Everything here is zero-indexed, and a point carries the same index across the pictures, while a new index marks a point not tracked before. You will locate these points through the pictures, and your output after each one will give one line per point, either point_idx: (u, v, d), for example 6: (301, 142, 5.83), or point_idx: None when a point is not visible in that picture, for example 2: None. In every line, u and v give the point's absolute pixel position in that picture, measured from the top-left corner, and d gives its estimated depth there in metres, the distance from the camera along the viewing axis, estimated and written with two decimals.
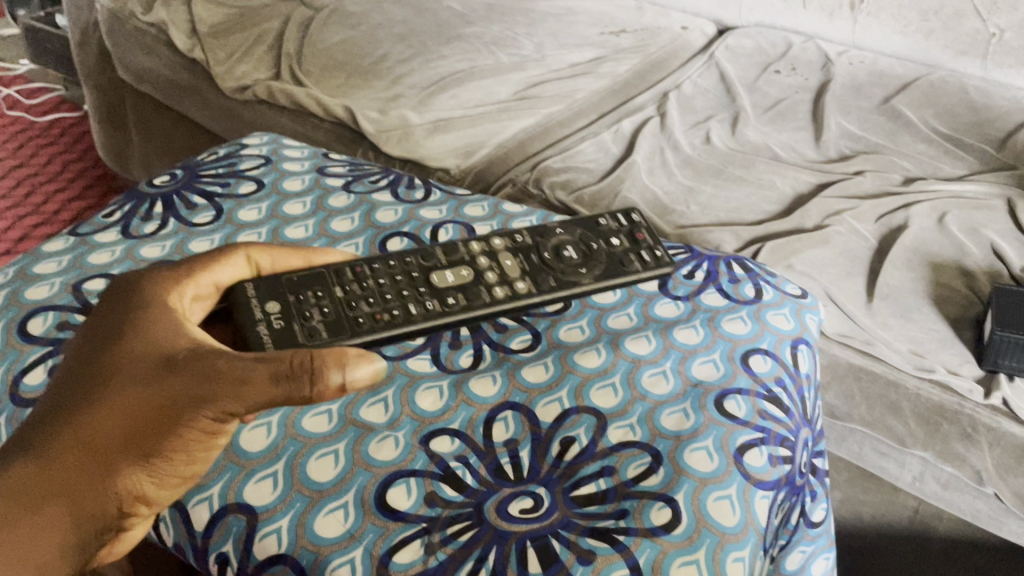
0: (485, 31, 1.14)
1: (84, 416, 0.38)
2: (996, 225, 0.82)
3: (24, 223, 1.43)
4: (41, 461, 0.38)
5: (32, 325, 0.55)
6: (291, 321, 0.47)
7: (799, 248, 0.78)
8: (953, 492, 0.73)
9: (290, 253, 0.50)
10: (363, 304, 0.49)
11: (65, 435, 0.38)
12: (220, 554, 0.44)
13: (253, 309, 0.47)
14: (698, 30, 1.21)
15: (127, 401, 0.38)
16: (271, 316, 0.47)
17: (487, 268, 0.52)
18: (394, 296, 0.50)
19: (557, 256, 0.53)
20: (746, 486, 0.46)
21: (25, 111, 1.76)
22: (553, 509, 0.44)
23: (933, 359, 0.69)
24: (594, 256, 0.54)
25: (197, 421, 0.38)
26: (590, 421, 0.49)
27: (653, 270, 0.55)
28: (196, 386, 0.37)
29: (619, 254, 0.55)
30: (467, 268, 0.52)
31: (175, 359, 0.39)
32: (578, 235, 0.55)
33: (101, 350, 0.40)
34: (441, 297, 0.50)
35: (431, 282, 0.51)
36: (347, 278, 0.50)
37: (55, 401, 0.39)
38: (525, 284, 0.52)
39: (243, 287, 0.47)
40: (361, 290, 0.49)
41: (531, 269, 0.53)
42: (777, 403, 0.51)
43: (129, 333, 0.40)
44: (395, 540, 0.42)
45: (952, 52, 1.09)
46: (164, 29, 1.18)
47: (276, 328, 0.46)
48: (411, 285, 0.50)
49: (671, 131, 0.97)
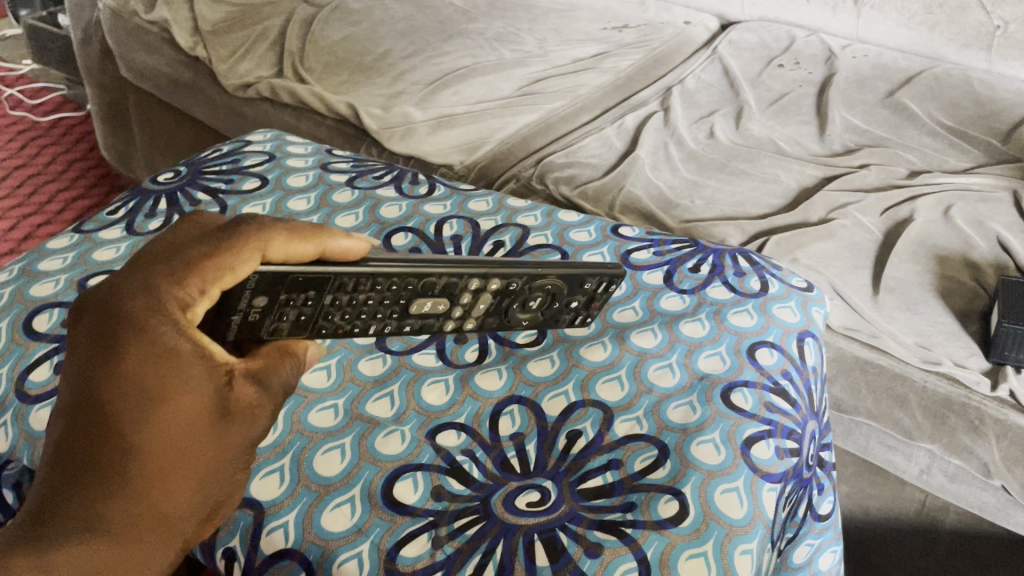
0: (487, 27, 1.13)
1: (143, 487, 0.33)
2: (1001, 218, 0.82)
3: (28, 223, 1.43)
4: (102, 546, 0.33)
5: (37, 322, 0.55)
6: (266, 316, 0.41)
7: (804, 241, 0.78)
8: (961, 485, 0.72)
9: (302, 240, 0.40)
10: (336, 316, 0.44)
11: (124, 510, 0.33)
12: (228, 550, 0.44)
13: (240, 300, 0.40)
14: (701, 25, 1.20)
15: (186, 460, 0.34)
16: (252, 309, 0.40)
17: (463, 305, 0.47)
18: (368, 316, 0.45)
19: (519, 308, 0.49)
20: (753, 478, 0.46)
21: (28, 111, 1.76)
22: (560, 503, 0.44)
23: (939, 352, 0.69)
24: (544, 313, 0.50)
25: (245, 457, 0.37)
26: (596, 415, 0.49)
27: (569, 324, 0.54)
28: (252, 423, 0.36)
29: (563, 313, 0.51)
30: (445, 304, 0.46)
31: (223, 404, 0.35)
32: (556, 290, 0.49)
33: (139, 406, 0.34)
34: (401, 323, 0.47)
35: (406, 309, 0.46)
36: (342, 291, 0.43)
37: (90, 473, 0.33)
38: (472, 326, 0.49)
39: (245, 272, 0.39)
40: (347, 302, 0.44)
41: (491, 312, 0.48)
42: (784, 396, 0.51)
43: (163, 379, 0.34)
44: (401, 534, 0.42)
45: (956, 45, 1.08)
46: (167, 27, 1.17)
47: (246, 322, 0.41)
48: (388, 306, 0.45)
49: (674, 126, 0.97)
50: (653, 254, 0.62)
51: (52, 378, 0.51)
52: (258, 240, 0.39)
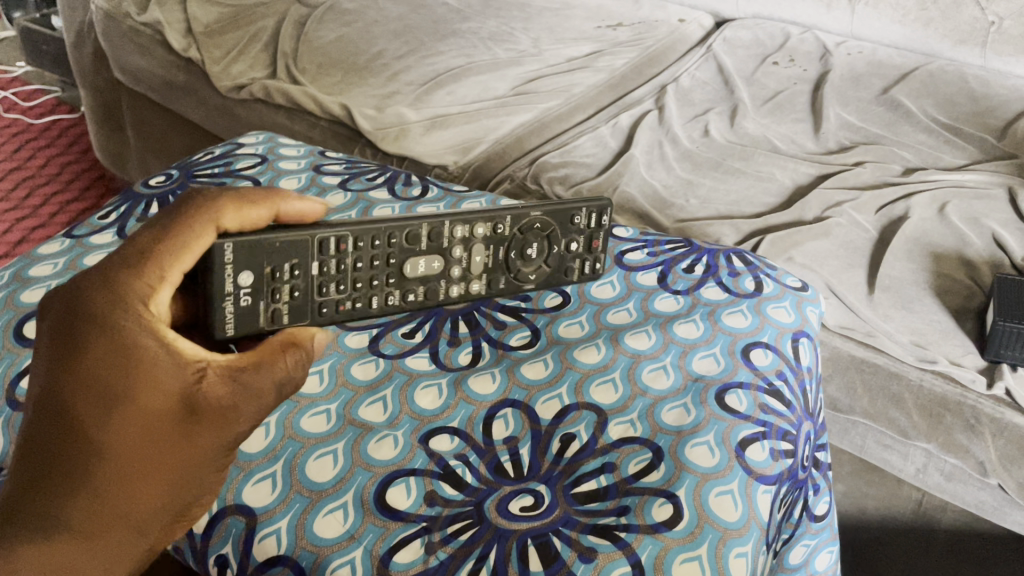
0: (481, 27, 1.13)
1: (103, 487, 0.34)
2: (996, 215, 0.82)
3: (22, 226, 1.43)
4: (65, 543, 0.34)
5: (28, 328, 0.54)
6: (258, 299, 0.44)
7: (799, 240, 0.78)
8: (957, 484, 0.72)
9: (258, 205, 0.42)
10: (333, 288, 0.46)
11: (87, 508, 0.34)
12: (220, 557, 0.44)
13: (225, 280, 0.42)
14: (696, 23, 1.20)
15: (150, 459, 0.35)
16: (241, 291, 0.43)
17: (457, 261, 0.49)
18: (364, 283, 0.47)
19: (520, 256, 0.51)
20: (747, 481, 0.46)
21: (22, 114, 1.75)
22: (554, 507, 0.44)
23: (935, 350, 0.69)
24: (546, 259, 0.52)
25: (220, 459, 0.37)
26: (591, 418, 0.49)
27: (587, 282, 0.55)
28: (223, 428, 0.36)
29: (568, 259, 0.53)
30: (439, 261, 0.49)
31: (190, 407, 0.35)
32: (550, 234, 0.52)
33: (101, 406, 0.34)
34: (403, 291, 0.48)
35: (401, 271, 0.48)
36: (327, 257, 0.46)
37: (52, 472, 0.34)
38: (479, 284, 0.51)
39: (220, 247, 0.42)
40: (336, 271, 0.46)
41: (492, 266, 0.50)
42: (778, 397, 0.51)
43: (126, 380, 0.34)
44: (394, 540, 0.42)
45: (950, 41, 1.08)
46: (160, 29, 1.17)
47: (241, 307, 0.44)
48: (382, 270, 0.48)
49: (669, 124, 0.97)
50: (647, 255, 0.62)
51: None
52: (211, 214, 0.40)
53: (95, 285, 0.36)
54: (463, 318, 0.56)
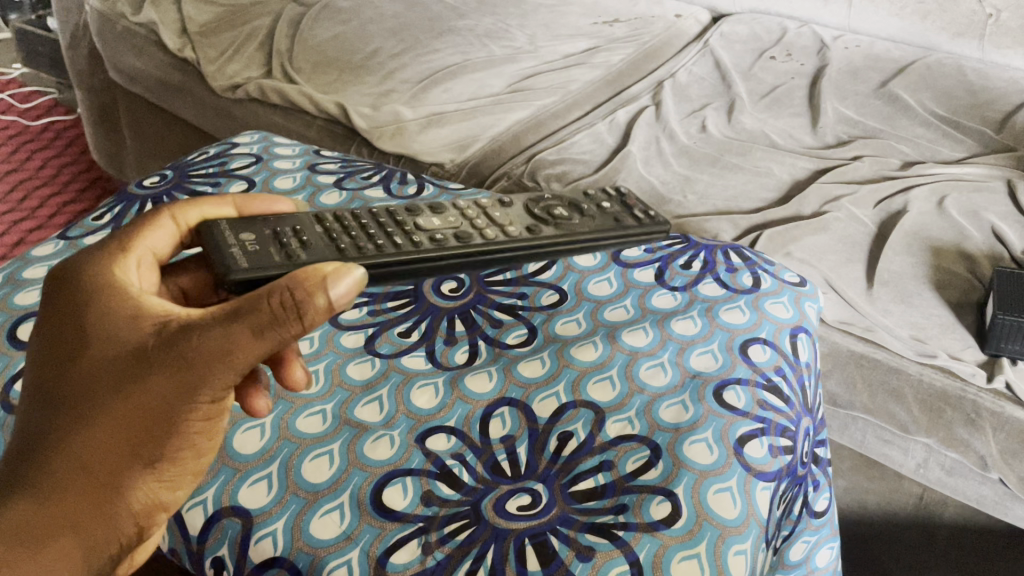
0: (477, 24, 1.12)
1: (66, 435, 0.34)
2: (996, 208, 0.81)
3: (20, 228, 1.42)
4: (32, 497, 0.34)
5: (22, 331, 0.54)
6: (267, 246, 0.43)
7: (798, 235, 0.78)
8: (958, 478, 0.72)
9: (214, 201, 0.46)
10: (346, 237, 0.46)
11: (49, 458, 0.34)
12: (216, 559, 0.43)
13: (227, 237, 0.43)
14: (692, 18, 1.20)
15: (108, 407, 0.35)
16: (246, 242, 0.43)
17: (477, 219, 0.51)
18: (378, 233, 0.47)
19: (550, 213, 0.52)
20: (747, 478, 0.46)
21: (18, 115, 1.75)
22: (552, 506, 0.43)
23: (935, 345, 0.69)
24: (587, 215, 0.53)
25: (190, 410, 0.35)
26: (588, 416, 0.48)
27: (651, 227, 0.53)
28: (183, 372, 0.34)
29: (612, 215, 0.54)
30: (452, 217, 0.50)
31: (147, 352, 0.35)
32: (566, 201, 0.54)
33: (69, 360, 0.36)
34: (429, 236, 0.48)
35: (416, 224, 0.49)
36: (326, 218, 0.48)
37: (28, 426, 0.36)
38: (519, 231, 0.50)
39: (217, 225, 0.44)
40: (343, 227, 0.47)
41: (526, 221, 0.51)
42: (777, 393, 0.51)
43: (91, 335, 0.36)
44: (391, 541, 0.42)
45: (948, 34, 1.07)
46: (155, 29, 1.17)
47: (250, 251, 0.42)
48: (393, 225, 0.48)
49: (666, 120, 0.96)
50: (643, 251, 0.61)
51: None
52: (168, 212, 0.44)
53: (75, 261, 0.40)
54: (460, 317, 0.55)
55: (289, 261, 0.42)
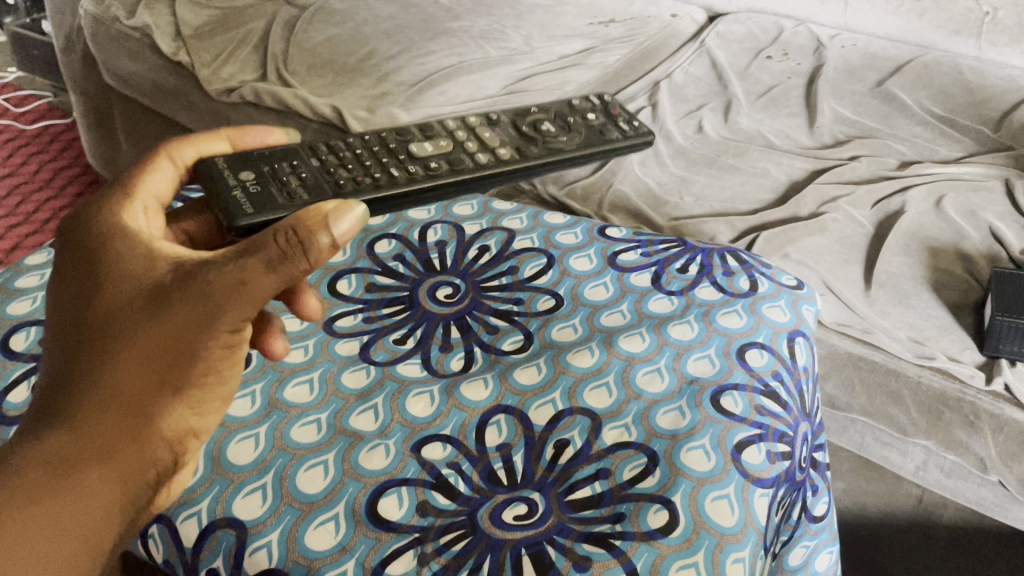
0: (472, 25, 1.12)
1: (93, 366, 0.36)
2: (993, 207, 0.81)
3: (16, 234, 1.42)
4: (65, 424, 0.35)
5: (14, 342, 0.54)
6: (267, 186, 0.47)
7: (795, 236, 0.77)
8: (957, 480, 0.71)
9: (209, 138, 0.47)
10: (342, 171, 0.50)
11: (78, 387, 0.35)
12: (212, 570, 0.43)
13: (227, 178, 0.46)
14: (688, 17, 1.19)
15: (131, 340, 0.36)
16: (246, 183, 0.46)
17: (466, 140, 0.56)
18: (372, 163, 0.52)
19: (538, 129, 0.59)
20: (744, 484, 0.45)
21: (13, 119, 1.74)
22: (548, 515, 0.43)
23: (933, 346, 0.68)
24: (574, 128, 0.61)
25: (213, 338, 0.36)
26: (584, 423, 0.48)
27: (633, 138, 0.63)
28: (200, 304, 0.35)
29: (597, 128, 0.63)
30: (443, 141, 0.55)
31: (164, 288, 0.36)
32: (552, 113, 0.61)
33: (86, 299, 0.37)
34: (423, 163, 0.53)
35: (409, 151, 0.54)
36: (322, 151, 0.52)
37: (56, 361, 0.37)
38: (507, 151, 0.56)
39: (213, 160, 0.47)
40: (338, 159, 0.51)
41: (513, 141, 0.57)
42: (775, 398, 0.50)
43: (105, 275, 0.37)
44: (387, 551, 0.41)
45: (945, 32, 1.07)
46: (149, 32, 1.16)
47: (253, 194, 0.46)
48: (387, 153, 0.53)
49: (662, 121, 0.96)
50: (640, 255, 0.61)
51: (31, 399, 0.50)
52: (164, 153, 0.45)
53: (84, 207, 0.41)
54: (455, 324, 0.55)
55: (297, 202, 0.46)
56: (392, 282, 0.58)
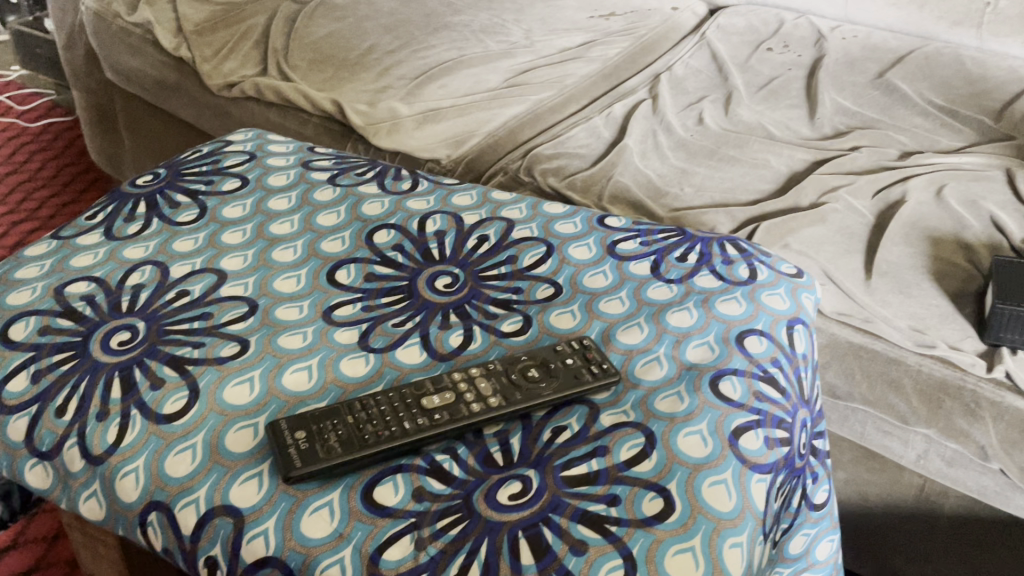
0: (473, 19, 1.12)
1: None
2: (995, 197, 0.81)
3: (20, 229, 1.41)
4: None
5: (13, 331, 0.54)
6: (315, 443, 0.44)
7: (796, 226, 0.77)
8: (958, 469, 0.70)
9: None
10: (370, 425, 0.45)
11: None
12: (209, 558, 0.43)
13: (284, 439, 0.45)
14: (689, 10, 1.19)
15: None
16: (298, 440, 0.44)
17: (466, 391, 0.47)
18: (394, 417, 0.46)
19: (523, 376, 0.48)
20: (741, 470, 0.45)
21: (17, 117, 1.74)
22: (543, 491, 0.43)
23: (934, 335, 0.68)
24: (552, 372, 0.48)
25: None
26: (582, 411, 0.48)
27: (601, 383, 0.48)
28: None
29: (572, 370, 0.49)
30: (449, 391, 0.47)
31: None
32: (539, 355, 0.50)
33: None
34: (428, 415, 0.46)
35: (421, 404, 0.46)
36: (358, 407, 0.47)
37: None
38: (494, 395, 0.47)
39: (278, 423, 0.46)
40: (368, 414, 0.46)
41: (503, 388, 0.48)
42: (773, 384, 0.50)
43: None
44: (384, 536, 0.41)
45: (946, 23, 1.06)
46: (151, 28, 1.17)
47: (302, 450, 0.44)
48: (403, 407, 0.46)
49: (662, 113, 0.96)
50: (639, 244, 0.61)
51: (30, 387, 0.50)
52: None
53: None
54: (454, 311, 0.55)
55: (329, 449, 0.44)
56: (391, 271, 0.58)
